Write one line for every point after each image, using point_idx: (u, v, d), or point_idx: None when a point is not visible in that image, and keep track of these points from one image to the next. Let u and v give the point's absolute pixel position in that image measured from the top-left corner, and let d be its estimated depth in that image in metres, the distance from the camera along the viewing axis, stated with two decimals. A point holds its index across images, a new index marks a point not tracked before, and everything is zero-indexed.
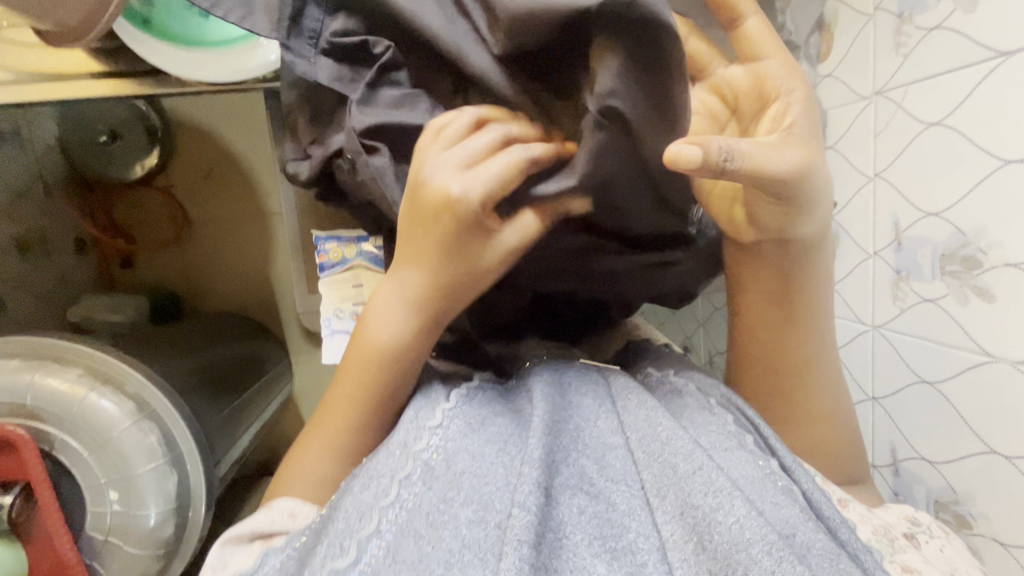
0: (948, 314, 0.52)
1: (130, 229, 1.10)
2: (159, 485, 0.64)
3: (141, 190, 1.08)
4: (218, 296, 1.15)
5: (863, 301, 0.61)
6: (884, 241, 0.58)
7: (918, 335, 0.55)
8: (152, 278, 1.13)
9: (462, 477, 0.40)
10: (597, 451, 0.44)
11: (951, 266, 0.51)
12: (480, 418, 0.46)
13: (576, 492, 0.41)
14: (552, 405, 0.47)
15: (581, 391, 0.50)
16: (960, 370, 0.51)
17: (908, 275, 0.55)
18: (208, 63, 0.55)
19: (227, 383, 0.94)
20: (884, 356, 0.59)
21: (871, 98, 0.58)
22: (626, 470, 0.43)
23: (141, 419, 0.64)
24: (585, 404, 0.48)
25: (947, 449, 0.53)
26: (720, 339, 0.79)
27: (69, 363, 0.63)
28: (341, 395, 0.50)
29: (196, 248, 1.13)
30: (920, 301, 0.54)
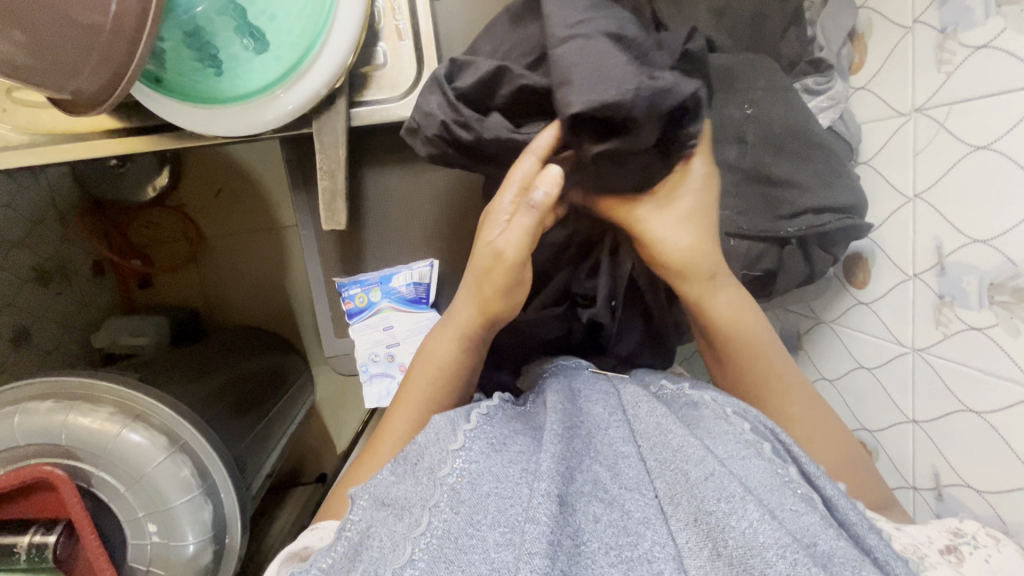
0: (996, 344, 0.52)
1: (145, 250, 1.10)
2: (195, 516, 0.65)
3: (155, 210, 1.09)
4: (237, 312, 1.16)
5: (902, 322, 0.62)
6: (926, 263, 0.58)
7: (965, 364, 0.55)
8: (173, 296, 1.13)
9: (486, 499, 0.41)
10: (609, 458, 0.46)
11: (1001, 296, 0.50)
12: (501, 439, 0.46)
13: (592, 498, 0.42)
14: (566, 414, 0.49)
15: (591, 401, 0.52)
16: (1009, 403, 0.51)
17: (954, 301, 0.55)
18: (229, 119, 0.55)
19: (253, 404, 0.94)
20: (927, 380, 0.59)
21: (909, 116, 0.58)
22: (639, 479, 0.44)
23: (174, 452, 0.65)
24: (596, 412, 0.50)
25: (993, 479, 0.54)
26: None
27: (98, 402, 0.64)
28: (413, 386, 0.56)
29: (212, 265, 1.13)
30: (965, 328, 0.54)
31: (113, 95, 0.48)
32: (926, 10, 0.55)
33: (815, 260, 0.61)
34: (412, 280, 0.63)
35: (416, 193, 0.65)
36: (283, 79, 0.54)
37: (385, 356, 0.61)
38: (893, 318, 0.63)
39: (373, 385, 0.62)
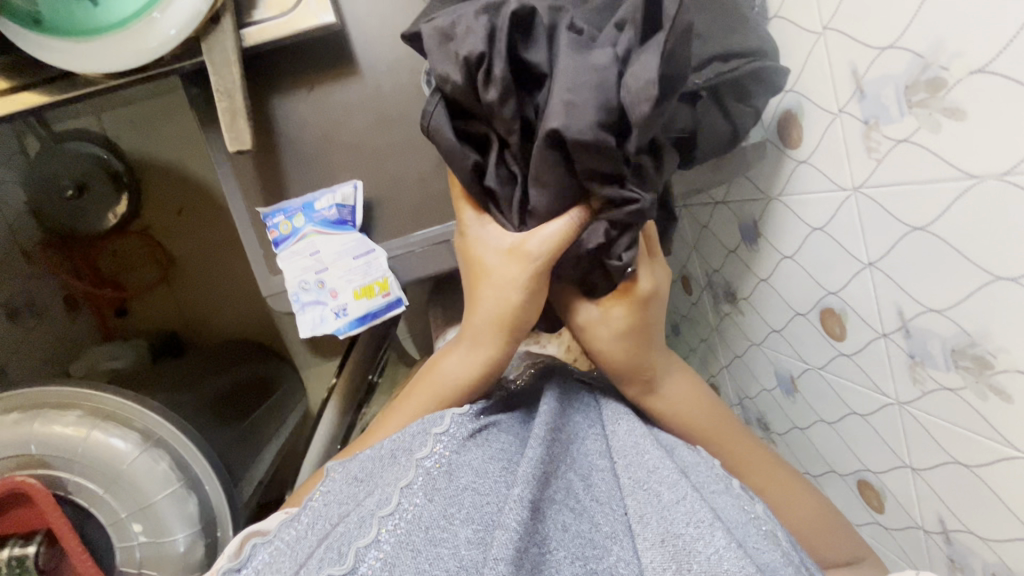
0: (933, 153, 0.36)
1: (115, 278, 1.09)
2: (179, 509, 0.64)
3: (119, 238, 1.09)
4: (215, 327, 1.15)
5: (839, 166, 0.44)
6: (847, 92, 0.42)
7: (899, 183, 0.39)
8: (147, 321, 1.11)
9: (462, 494, 0.42)
10: (584, 469, 0.46)
11: (917, 97, 0.36)
12: (484, 437, 0.47)
13: (563, 507, 0.43)
14: (561, 419, 0.49)
15: (577, 408, 0.51)
16: (947, 209, 0.37)
17: (878, 122, 0.40)
18: (106, 51, 0.53)
19: (239, 406, 0.92)
20: (870, 221, 0.43)
21: None
22: (610, 492, 0.44)
23: (149, 447, 0.63)
24: (581, 426, 0.50)
25: (939, 295, 0.39)
26: (709, 256, 0.72)
27: (66, 408, 0.62)
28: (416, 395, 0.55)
29: (184, 284, 1.12)
30: (898, 144, 0.39)
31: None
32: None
33: (734, 113, 0.47)
34: (336, 201, 0.56)
35: (327, 121, 0.59)
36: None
37: (317, 284, 0.56)
38: (832, 170, 0.45)
39: (304, 314, 0.55)
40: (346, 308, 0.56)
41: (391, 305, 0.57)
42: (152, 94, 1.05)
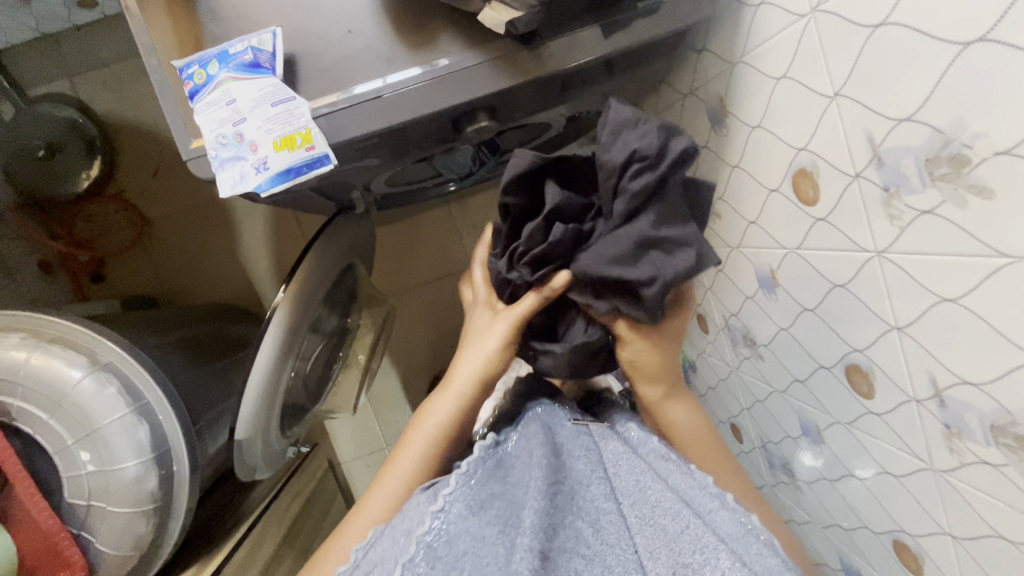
0: None
1: (93, 243, 1.09)
2: (130, 436, 0.60)
3: (94, 202, 1.07)
4: (194, 292, 1.12)
5: None
6: None
7: None
8: (126, 286, 1.11)
9: (463, 559, 0.37)
10: (590, 514, 0.42)
11: None
12: (482, 500, 0.41)
13: (574, 558, 0.38)
14: (551, 470, 0.43)
15: (569, 458, 0.46)
16: None
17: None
18: None
19: (213, 356, 0.90)
20: None
21: None
22: (619, 535, 0.40)
23: (96, 371, 0.61)
24: (578, 468, 0.45)
25: None
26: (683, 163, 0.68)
27: (10, 330, 0.60)
28: (404, 465, 0.50)
29: (159, 247, 1.11)
30: None
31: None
32: None
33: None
34: (251, 45, 0.41)
35: None
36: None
37: (236, 135, 0.40)
38: None
39: (226, 174, 0.40)
40: (268, 163, 0.40)
41: (315, 163, 0.41)
42: (119, 58, 1.05)
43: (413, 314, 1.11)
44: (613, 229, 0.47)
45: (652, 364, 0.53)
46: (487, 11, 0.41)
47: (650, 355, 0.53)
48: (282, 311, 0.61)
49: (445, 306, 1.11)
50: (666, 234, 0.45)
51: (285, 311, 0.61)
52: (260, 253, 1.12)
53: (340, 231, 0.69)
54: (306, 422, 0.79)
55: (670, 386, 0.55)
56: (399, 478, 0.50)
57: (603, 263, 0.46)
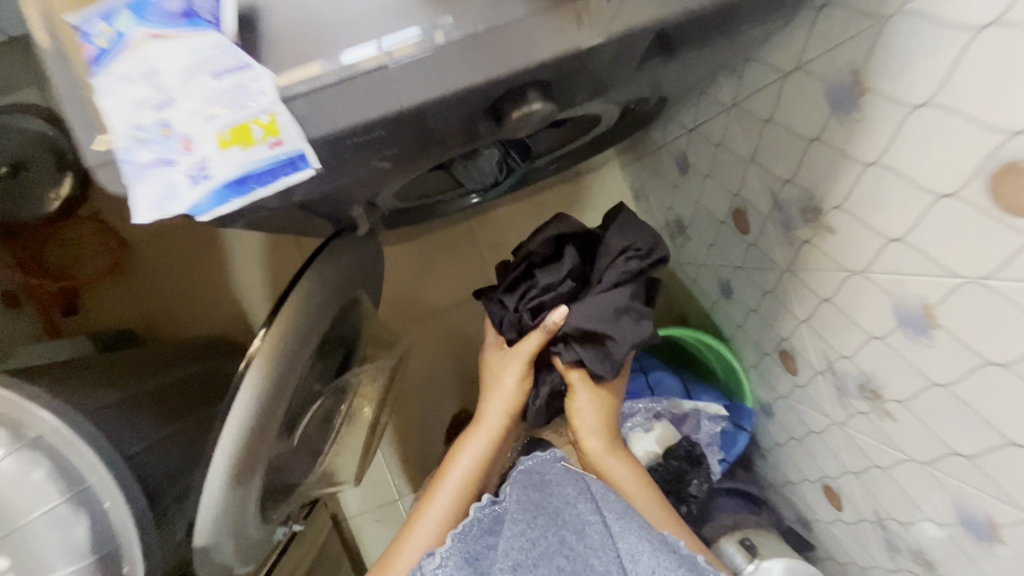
0: None
1: (65, 271, 0.95)
2: (61, 536, 0.46)
3: (66, 224, 0.94)
4: (180, 324, 0.99)
5: None
6: None
7: None
8: (104, 318, 0.98)
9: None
10: (575, 526, 0.42)
11: None
12: (475, 553, 0.43)
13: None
14: (533, 484, 0.47)
15: (561, 484, 0.47)
16: None
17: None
18: None
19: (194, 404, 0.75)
20: None
21: None
22: (603, 545, 0.41)
23: (19, 449, 0.46)
24: (566, 492, 0.46)
25: None
26: (776, 161, 0.53)
27: None
28: (450, 489, 0.59)
29: (140, 275, 0.98)
30: None
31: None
32: None
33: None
34: None
35: None
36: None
37: (156, 123, 0.27)
38: None
39: (146, 186, 0.27)
40: (208, 167, 0.27)
41: (285, 167, 0.29)
42: None
43: (429, 345, 0.97)
44: (606, 290, 0.55)
45: (591, 393, 0.62)
46: None
47: (586, 392, 0.61)
48: (258, 369, 0.46)
49: (465, 335, 0.97)
50: (636, 304, 0.55)
51: (261, 368, 0.46)
52: (254, 280, 0.99)
53: (338, 256, 0.54)
54: (301, 491, 0.64)
55: (583, 394, 0.62)
56: (439, 515, 0.57)
57: (586, 319, 0.54)
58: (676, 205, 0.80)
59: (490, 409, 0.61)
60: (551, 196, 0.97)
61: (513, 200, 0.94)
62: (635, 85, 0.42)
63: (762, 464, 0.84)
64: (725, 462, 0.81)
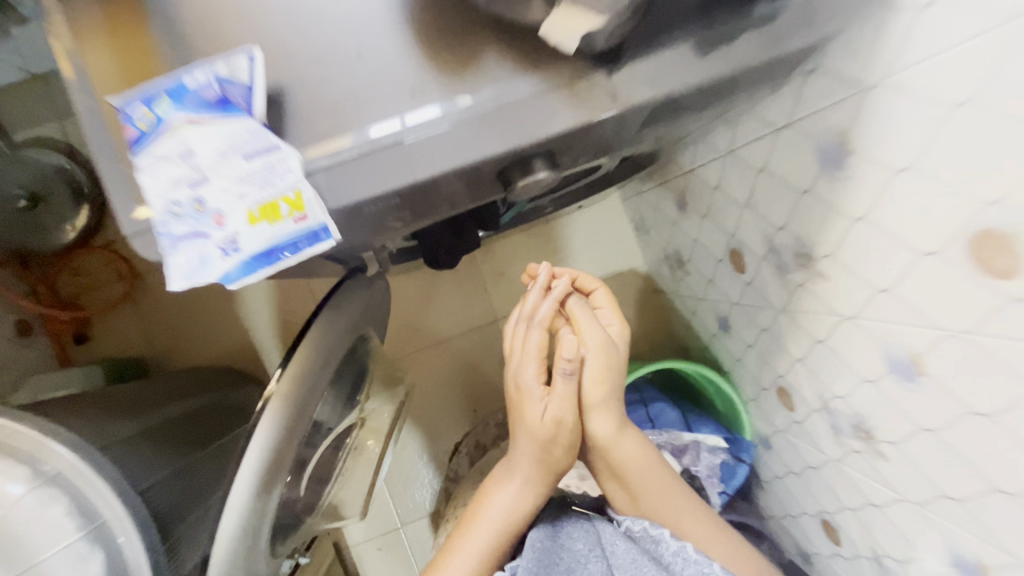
0: None
1: (77, 300, 0.98)
2: (76, 572, 0.48)
3: (81, 254, 0.98)
4: (188, 352, 1.00)
5: None
6: None
7: None
8: (114, 346, 0.99)
9: None
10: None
11: None
12: None
13: None
14: (545, 548, 0.50)
15: (571, 534, 0.52)
16: None
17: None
18: None
19: (203, 435, 0.76)
20: None
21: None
22: None
23: (41, 486, 0.48)
24: (576, 547, 0.51)
25: None
26: (770, 210, 0.55)
27: None
28: (481, 536, 0.51)
29: (152, 305, 1.00)
30: None
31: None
32: None
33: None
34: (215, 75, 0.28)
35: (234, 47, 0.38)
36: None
37: (190, 200, 0.28)
38: None
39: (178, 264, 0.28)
40: (237, 242, 0.28)
41: (310, 240, 0.29)
42: None
43: (433, 373, 0.98)
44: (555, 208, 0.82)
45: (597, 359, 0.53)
46: (551, 21, 0.29)
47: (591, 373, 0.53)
48: (273, 409, 0.48)
49: (470, 364, 0.98)
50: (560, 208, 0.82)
51: (277, 408, 0.47)
52: (262, 309, 1.00)
53: (350, 298, 0.56)
54: (308, 524, 0.66)
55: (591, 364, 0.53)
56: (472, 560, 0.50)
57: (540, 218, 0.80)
58: (678, 240, 0.82)
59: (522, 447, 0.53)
60: (553, 227, 0.99)
61: (518, 233, 0.97)
62: (636, 142, 0.44)
63: (762, 496, 0.85)
64: (726, 494, 0.80)
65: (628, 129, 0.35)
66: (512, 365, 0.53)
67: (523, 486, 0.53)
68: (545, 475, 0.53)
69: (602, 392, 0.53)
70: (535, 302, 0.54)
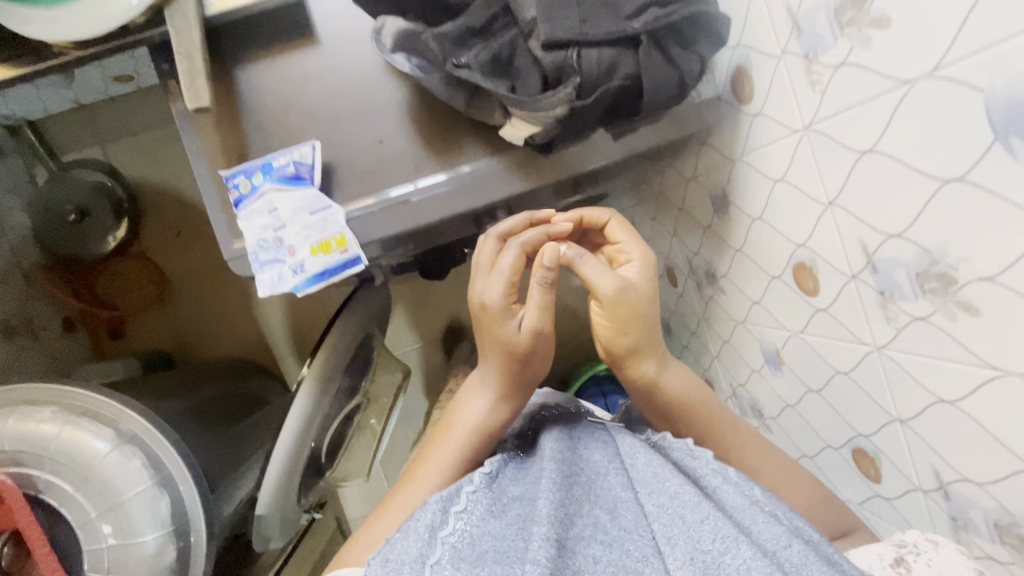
0: (863, 71, 0.35)
1: (113, 301, 1.12)
2: (150, 510, 0.62)
3: (118, 261, 1.12)
4: (209, 348, 1.15)
5: (787, 104, 0.44)
6: (785, 33, 0.41)
7: (847, 108, 0.38)
8: (145, 342, 1.14)
9: (486, 557, 0.35)
10: (608, 505, 0.39)
11: (844, 19, 0.35)
12: (508, 502, 0.39)
13: (591, 542, 0.36)
14: (563, 460, 0.42)
15: (590, 445, 0.45)
16: (892, 117, 0.34)
17: (816, 54, 0.39)
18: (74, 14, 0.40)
19: (231, 415, 0.90)
20: (822, 155, 0.42)
21: (804, 128, 0.43)
22: (636, 521, 0.37)
23: (123, 444, 0.62)
24: (595, 460, 0.43)
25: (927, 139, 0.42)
26: (689, 238, 0.71)
27: (42, 403, 0.62)
28: (444, 445, 0.49)
29: (179, 307, 1.15)
30: (836, 71, 0.38)
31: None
32: None
33: (681, 60, 0.43)
34: (292, 162, 0.43)
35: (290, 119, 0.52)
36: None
37: (277, 241, 0.43)
38: (781, 109, 0.45)
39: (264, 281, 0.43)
40: (305, 266, 0.43)
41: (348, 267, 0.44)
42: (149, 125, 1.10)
43: (425, 368, 1.13)
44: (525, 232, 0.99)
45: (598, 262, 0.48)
46: (507, 126, 0.45)
47: (585, 262, 0.47)
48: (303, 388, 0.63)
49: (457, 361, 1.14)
50: None
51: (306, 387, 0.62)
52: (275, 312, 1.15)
53: (360, 304, 0.71)
54: (321, 486, 0.81)
55: (589, 272, 0.46)
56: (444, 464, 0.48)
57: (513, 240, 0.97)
58: None
59: (489, 351, 0.48)
60: None
61: None
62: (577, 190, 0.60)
63: None
64: None
65: (561, 189, 0.51)
66: (476, 285, 0.49)
67: (494, 397, 0.49)
68: (516, 382, 0.49)
69: (611, 296, 0.46)
70: (516, 225, 0.52)
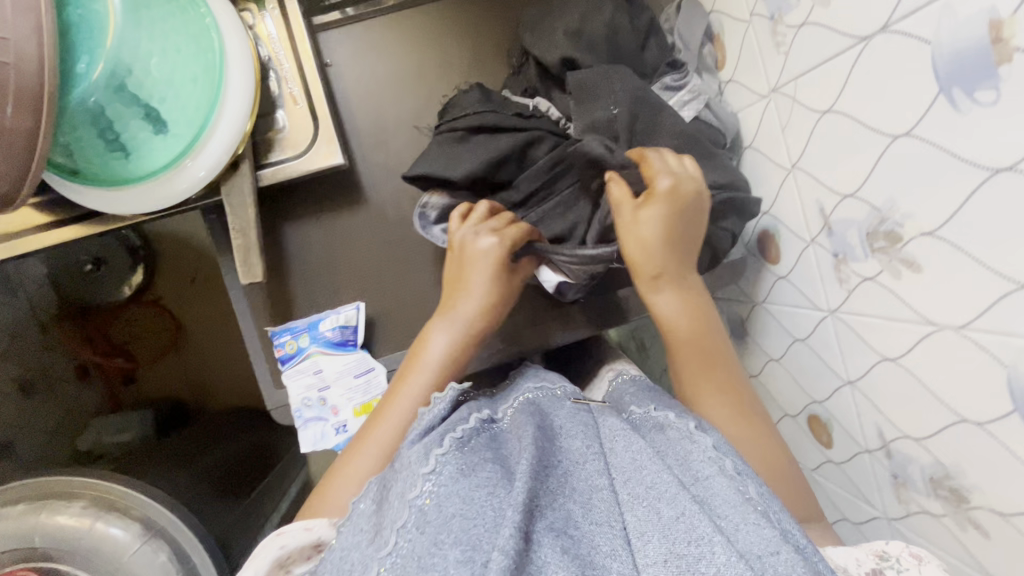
0: (892, 294, 0.37)
1: (128, 347, 1.13)
2: None
3: (133, 308, 1.12)
4: (220, 395, 1.16)
5: (813, 284, 0.46)
6: (815, 226, 0.43)
7: (875, 316, 0.40)
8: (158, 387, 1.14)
9: (446, 520, 0.27)
10: (580, 497, 0.30)
11: (876, 244, 0.37)
12: (468, 463, 0.31)
13: (558, 530, 0.27)
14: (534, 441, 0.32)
15: (567, 431, 0.34)
16: (915, 345, 0.37)
17: (846, 259, 0.41)
18: (133, 202, 0.41)
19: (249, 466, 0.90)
20: (846, 342, 0.44)
21: (829, 311, 0.44)
22: (607, 504, 0.29)
23: (152, 537, 0.52)
24: (571, 445, 0.33)
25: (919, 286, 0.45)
26: None
27: (72, 495, 0.51)
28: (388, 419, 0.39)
29: (193, 353, 1.15)
30: (864, 282, 0.39)
31: (27, 192, 0.37)
32: (799, 152, 0.42)
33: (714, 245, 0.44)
34: (339, 325, 0.45)
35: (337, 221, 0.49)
36: (203, 129, 0.41)
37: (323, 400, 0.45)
38: (806, 286, 0.47)
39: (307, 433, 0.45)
40: (347, 425, 0.45)
41: None
42: None
43: None
44: None
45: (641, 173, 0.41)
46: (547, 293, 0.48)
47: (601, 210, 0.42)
48: None
49: None
50: None
51: None
52: None
53: None
54: None
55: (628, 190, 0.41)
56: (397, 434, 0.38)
57: None
58: None
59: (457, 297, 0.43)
60: None
61: None
62: None
63: None
64: None
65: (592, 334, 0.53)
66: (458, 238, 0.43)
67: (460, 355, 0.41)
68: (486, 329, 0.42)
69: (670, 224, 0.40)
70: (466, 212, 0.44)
